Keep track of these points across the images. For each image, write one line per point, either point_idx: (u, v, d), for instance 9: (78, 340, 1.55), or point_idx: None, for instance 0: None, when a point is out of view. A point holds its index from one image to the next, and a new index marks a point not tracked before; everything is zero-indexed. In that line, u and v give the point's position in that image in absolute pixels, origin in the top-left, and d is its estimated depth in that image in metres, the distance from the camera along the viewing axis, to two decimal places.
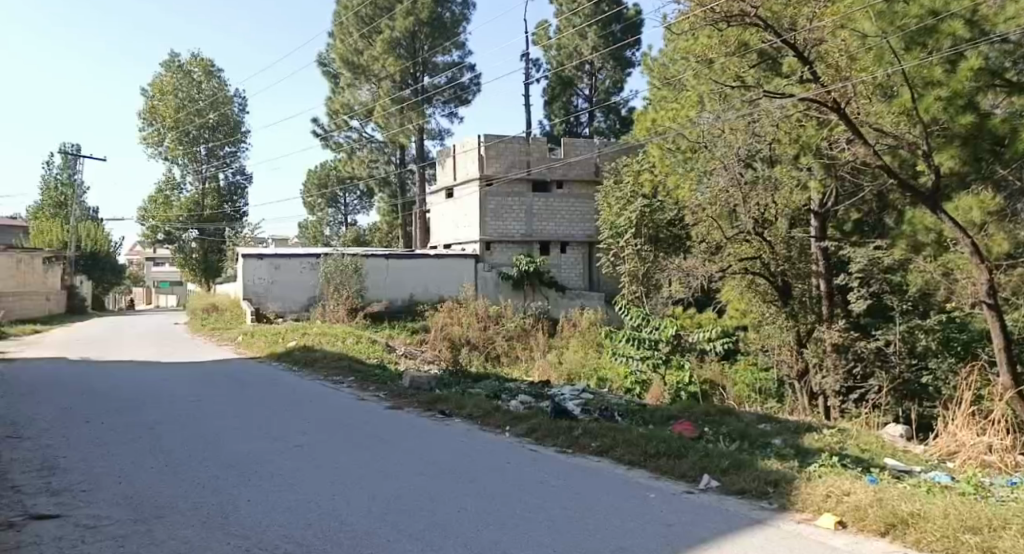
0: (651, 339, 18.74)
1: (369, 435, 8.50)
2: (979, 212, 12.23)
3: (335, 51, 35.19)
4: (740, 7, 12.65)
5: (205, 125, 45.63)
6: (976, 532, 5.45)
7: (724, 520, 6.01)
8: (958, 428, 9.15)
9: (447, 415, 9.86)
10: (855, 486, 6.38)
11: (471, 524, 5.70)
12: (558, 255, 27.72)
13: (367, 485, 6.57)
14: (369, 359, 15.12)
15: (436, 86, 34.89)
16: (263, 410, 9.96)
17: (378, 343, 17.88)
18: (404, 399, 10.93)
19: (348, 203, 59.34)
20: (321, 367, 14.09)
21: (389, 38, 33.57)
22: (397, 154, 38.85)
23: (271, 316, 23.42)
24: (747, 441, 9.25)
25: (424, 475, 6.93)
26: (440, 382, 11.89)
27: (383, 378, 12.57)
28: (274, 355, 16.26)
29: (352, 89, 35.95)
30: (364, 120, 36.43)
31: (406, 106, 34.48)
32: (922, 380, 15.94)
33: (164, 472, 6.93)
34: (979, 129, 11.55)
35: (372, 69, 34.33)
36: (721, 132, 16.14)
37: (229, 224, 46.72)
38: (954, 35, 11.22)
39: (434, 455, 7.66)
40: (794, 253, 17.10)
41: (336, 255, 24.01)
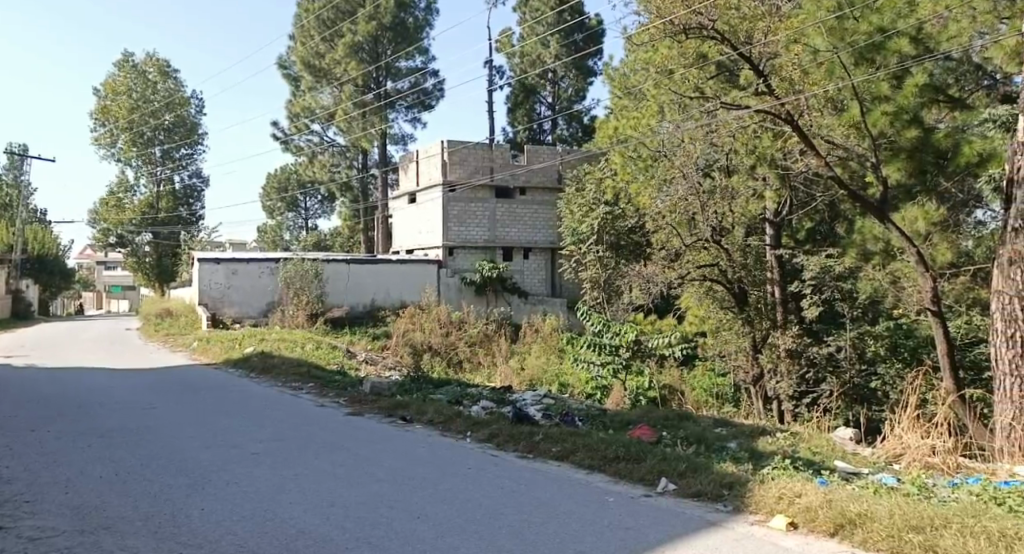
0: (612, 345, 18.77)
1: (327, 442, 8.59)
2: (924, 224, 12.67)
3: (296, 54, 35.10)
4: (698, 21, 12.96)
5: (161, 127, 45.21)
6: (920, 531, 5.73)
7: (679, 523, 6.24)
8: (905, 431, 9.30)
9: (408, 421, 9.99)
10: (807, 488, 6.63)
11: (429, 529, 5.85)
12: (521, 261, 28.01)
13: (325, 493, 6.67)
14: (329, 365, 15.17)
15: (399, 91, 34.93)
16: (221, 418, 9.98)
17: (337, 349, 17.91)
18: (366, 404, 11.04)
19: (308, 208, 59.05)
20: (280, 373, 14.11)
21: (352, 41, 33.55)
22: (359, 159, 38.83)
23: (228, 321, 23.27)
24: (704, 445, 9.51)
25: (382, 482, 7.04)
26: (402, 388, 12.01)
27: (344, 384, 12.64)
28: (231, 360, 16.23)
29: (312, 93, 35.55)
30: (325, 124, 36.25)
31: (369, 111, 34.53)
32: (872, 385, 16.52)
33: (114, 482, 6.96)
34: (923, 144, 12.12)
35: (334, 72, 34.35)
36: (681, 141, 16.36)
37: (185, 228, 46.25)
38: (901, 52, 11.65)
39: (392, 461, 7.78)
40: (751, 260, 17.52)
41: (296, 260, 24.01)
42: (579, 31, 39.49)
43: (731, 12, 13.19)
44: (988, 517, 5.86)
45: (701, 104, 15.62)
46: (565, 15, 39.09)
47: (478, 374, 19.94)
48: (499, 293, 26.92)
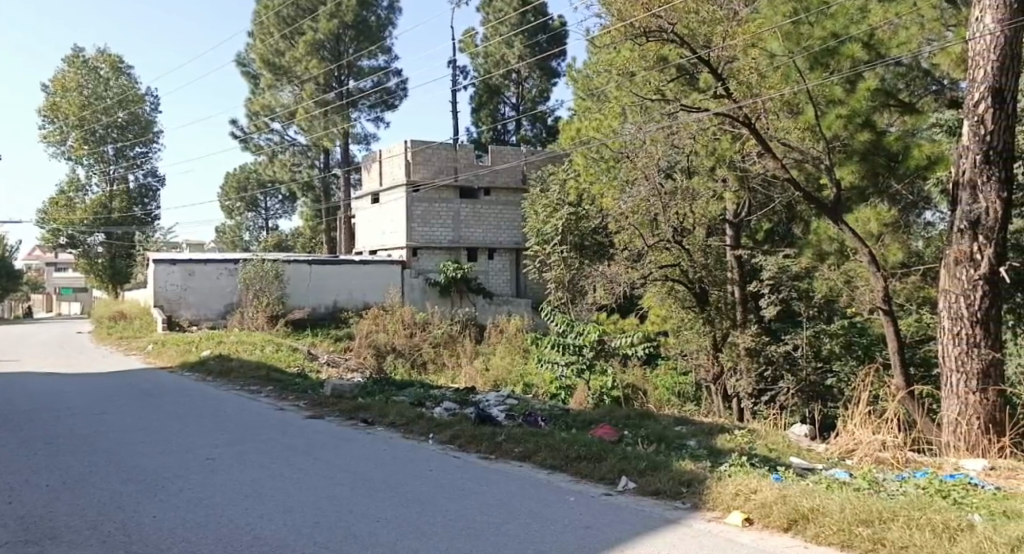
0: (576, 344, 19.07)
1: (286, 446, 8.59)
2: (878, 224, 13.29)
3: (255, 51, 34.69)
4: (659, 24, 12.70)
5: (113, 124, 44.51)
6: (869, 525, 5.90)
7: (639, 521, 6.35)
8: (858, 427, 9.53)
9: (370, 423, 10.01)
10: (762, 485, 6.78)
11: (386, 533, 5.90)
12: (485, 262, 28.14)
13: (282, 498, 6.67)
14: (290, 368, 15.10)
15: (362, 90, 34.85)
16: (177, 422, 9.92)
17: (298, 351, 17.86)
18: (328, 407, 11.04)
19: (268, 208, 58.55)
20: (238, 377, 14.02)
21: (312, 39, 33.34)
22: (321, 159, 38.71)
23: (185, 324, 22.99)
24: (665, 444, 9.66)
25: (343, 485, 7.07)
26: (364, 389, 12.02)
27: (304, 386, 12.60)
28: (187, 364, 16.10)
29: (272, 91, 35.14)
30: (285, 122, 35.93)
31: (331, 110, 34.43)
32: (827, 383, 16.77)
33: (61, 491, 6.90)
34: (876, 146, 12.64)
35: (294, 70, 34.06)
36: (642, 143, 16.06)
37: (140, 228, 45.54)
38: (854, 57, 12.17)
39: (352, 464, 7.80)
40: (711, 261, 17.84)
41: (255, 260, 23.79)
42: (543, 32, 39.70)
43: (691, 16, 12.83)
44: (934, 510, 6.06)
45: (662, 106, 15.69)
46: (528, 16, 39.29)
47: (443, 375, 19.90)
48: (464, 293, 26.97)
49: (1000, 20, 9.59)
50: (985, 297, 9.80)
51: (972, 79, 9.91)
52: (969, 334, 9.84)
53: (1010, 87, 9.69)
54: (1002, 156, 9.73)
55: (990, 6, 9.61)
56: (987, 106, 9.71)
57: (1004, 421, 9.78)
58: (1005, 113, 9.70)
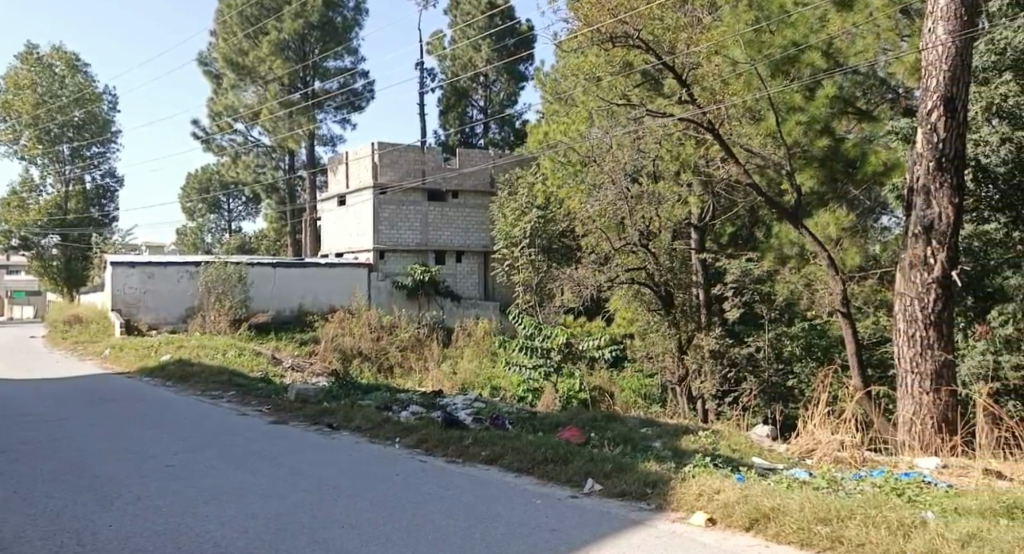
0: (543, 347, 19.12)
1: (248, 452, 8.57)
2: (836, 228, 13.67)
3: (217, 50, 34.31)
4: (623, 30, 12.87)
5: (69, 123, 44.03)
6: (827, 523, 6.07)
7: (602, 522, 6.47)
8: (816, 427, 9.72)
9: (335, 428, 10.02)
10: (725, 485, 6.93)
11: (348, 539, 5.95)
12: (453, 265, 28.28)
13: (243, 505, 6.67)
14: (252, 372, 15.03)
15: (327, 91, 34.82)
16: (134, 429, 9.82)
17: (261, 355, 17.77)
18: (291, 411, 11.05)
19: (231, 210, 58.16)
20: (199, 381, 13.92)
21: (277, 39, 33.03)
22: (286, 160, 38.53)
23: (144, 328, 22.61)
24: (630, 445, 9.81)
25: (305, 492, 7.08)
26: (329, 394, 12.03)
27: (266, 391, 12.56)
28: (145, 369, 15.95)
29: (236, 92, 34.95)
30: (248, 123, 35.65)
31: (295, 111, 34.26)
32: (789, 383, 17.31)
33: (14, 501, 6.81)
34: (835, 153, 13.33)
35: (258, 71, 33.83)
36: (609, 147, 16.47)
37: (96, 230, 45.53)
38: (813, 65, 12.63)
39: (315, 471, 7.82)
40: (676, 264, 17.99)
41: (217, 263, 23.41)
42: (511, 36, 39.82)
43: (655, 21, 13.30)
44: (889, 507, 6.24)
45: (626, 111, 15.97)
46: (495, 20, 39.40)
47: (409, 378, 19.86)
48: (430, 296, 26.98)
49: (951, 31, 9.89)
50: (939, 299, 10.07)
51: (925, 87, 10.19)
52: (924, 335, 10.09)
53: (961, 95, 10.00)
54: (954, 162, 10.02)
55: (943, 16, 9.90)
56: (940, 115, 10.00)
57: (956, 419, 10.06)
58: (956, 122, 9.99)
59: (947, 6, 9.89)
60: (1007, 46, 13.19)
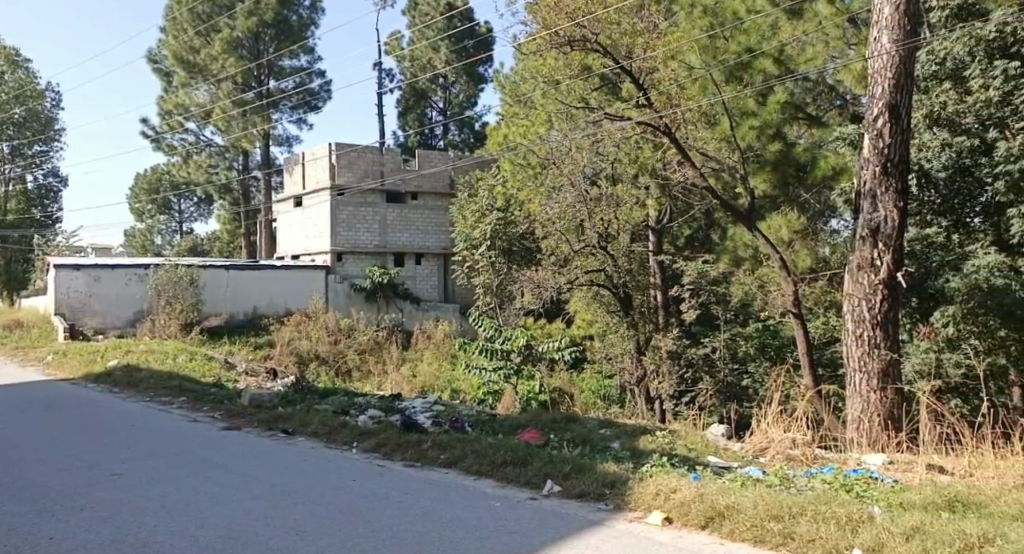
0: (503, 349, 18.70)
1: (198, 459, 8.52)
2: (788, 231, 13.98)
3: (167, 48, 33.75)
4: (581, 32, 12.88)
5: (9, 121, 42.87)
6: (779, 520, 6.24)
7: (560, 523, 6.59)
8: (769, 426, 9.92)
9: (291, 434, 9.99)
10: (681, 484, 7.07)
11: (302, 544, 5.99)
12: (413, 267, 28.29)
13: (195, 514, 6.64)
14: (204, 377, 14.90)
15: (282, 91, 34.65)
16: (83, 437, 9.68)
17: (213, 360, 17.58)
18: (245, 417, 11.00)
19: (183, 211, 57.44)
20: (149, 388, 13.74)
21: (229, 37, 32.71)
22: (240, 160, 38.13)
23: (90, 332, 22.01)
24: (588, 446, 9.94)
25: (257, 499, 7.08)
26: (284, 399, 11.97)
27: (219, 397, 12.46)
28: (92, 375, 15.68)
29: (187, 90, 34.03)
30: (200, 122, 35.22)
31: (249, 110, 33.94)
32: (743, 383, 17.65)
33: None
34: (786, 158, 13.50)
35: (210, 69, 33.40)
36: (568, 150, 16.71)
37: (39, 232, 44.55)
38: (765, 71, 12.94)
39: (268, 477, 7.81)
40: (635, 266, 18.21)
41: (168, 266, 23.08)
42: (470, 37, 39.89)
43: (613, 26, 13.43)
44: (838, 503, 6.43)
45: (586, 114, 16.10)
46: (454, 21, 39.46)
47: (367, 382, 19.79)
48: (390, 298, 26.94)
49: (895, 38, 10.19)
50: (885, 299, 10.36)
51: (871, 94, 10.49)
52: (871, 335, 10.36)
53: (905, 101, 10.31)
54: (898, 167, 10.33)
55: (888, 24, 10.21)
56: (885, 120, 10.30)
57: (901, 417, 10.35)
58: (900, 128, 10.30)
59: (892, 15, 10.21)
60: (946, 57, 14.00)
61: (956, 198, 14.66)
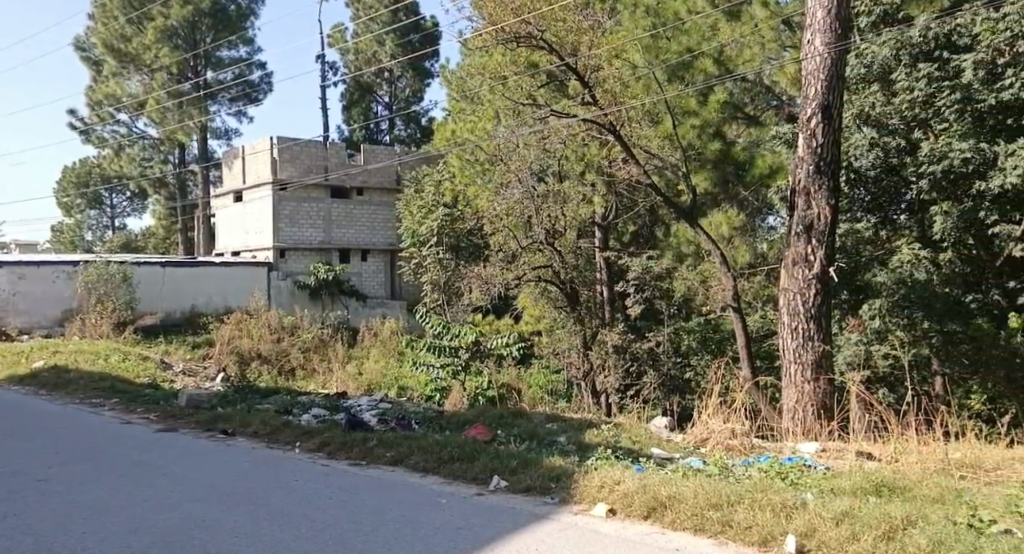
0: (451, 346, 18.85)
1: (132, 463, 8.43)
2: (727, 228, 14.59)
3: (96, 35, 32.94)
4: (526, 30, 13.04)
5: None
6: (717, 508, 6.45)
7: (506, 518, 6.71)
8: (709, 417, 10.17)
9: (230, 434, 9.96)
10: (624, 476, 7.27)
11: (240, 547, 6.01)
12: (359, 263, 28.26)
13: (125, 519, 6.59)
14: (136, 378, 14.67)
15: (220, 82, 34.36)
16: (9, 442, 9.50)
17: (147, 360, 17.32)
18: (181, 419, 10.88)
19: (114, 206, 55.86)
20: (78, 389, 13.47)
21: (163, 25, 31.99)
22: (176, 154, 37.81)
23: (14, 332, 21.43)
24: (535, 441, 10.08)
25: (195, 501, 7.06)
26: (223, 400, 11.90)
27: (153, 398, 12.30)
28: (16, 377, 15.30)
29: (118, 79, 33.51)
30: (133, 113, 34.50)
31: (185, 102, 33.45)
32: (686, 376, 18.10)
33: None
34: (726, 156, 14.68)
35: (143, 58, 32.71)
36: (516, 146, 16.64)
37: None
38: (705, 71, 13.89)
39: (209, 479, 7.79)
40: (582, 262, 18.56)
41: (99, 262, 22.54)
42: (415, 32, 39.85)
43: (558, 24, 13.30)
44: (773, 491, 6.68)
45: (532, 111, 16.20)
46: (399, 15, 39.47)
47: (311, 381, 19.65)
48: (335, 296, 26.74)
49: (828, 41, 10.54)
50: (818, 294, 10.71)
51: (805, 95, 10.83)
52: (805, 328, 10.70)
53: (836, 103, 10.67)
54: (831, 165, 10.69)
55: (820, 28, 10.55)
56: (818, 121, 10.66)
57: (833, 406, 10.71)
58: (831, 128, 10.66)
59: (824, 18, 10.55)
60: (873, 61, 14.48)
61: (883, 197, 15.15)
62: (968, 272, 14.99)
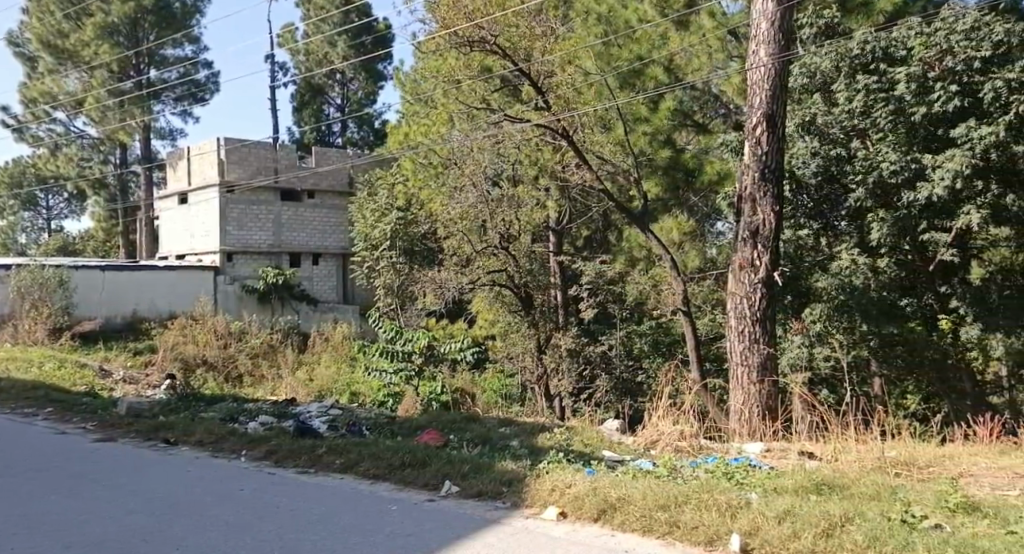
0: (404, 351, 18.54)
1: (73, 474, 8.29)
2: (677, 233, 15.10)
3: (30, 31, 32.13)
4: (479, 35, 13.10)
5: None
6: (665, 510, 6.57)
7: (457, 522, 6.78)
8: (659, 419, 10.35)
9: (173, 443, 9.85)
10: (576, 480, 7.38)
11: None
12: (310, 267, 28.07)
13: (62, 532, 6.49)
14: (72, 387, 14.41)
15: (164, 81, 34.05)
16: None
17: (86, 367, 17.03)
18: (122, 428, 10.73)
19: (50, 207, 54.53)
20: (10, 399, 13.18)
21: (103, 22, 31.50)
22: (117, 154, 37.32)
23: None
24: (487, 445, 10.17)
25: (137, 514, 6.97)
26: (165, 409, 11.77)
27: (90, 407, 12.10)
28: None
29: (55, 77, 32.80)
30: (70, 112, 33.77)
31: (127, 101, 32.98)
32: (639, 379, 18.25)
33: None
34: (676, 162, 15.00)
35: (81, 55, 32.07)
36: (470, 151, 16.59)
37: None
38: (655, 79, 14.54)
39: (154, 490, 7.70)
40: (536, 266, 18.67)
41: (34, 265, 21.78)
42: (367, 34, 39.77)
43: (512, 29, 13.50)
44: (719, 492, 6.84)
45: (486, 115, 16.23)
46: (351, 16, 39.32)
47: (259, 387, 19.46)
48: (284, 301, 26.52)
49: (772, 53, 10.82)
50: (763, 298, 10.95)
51: (750, 104, 11.09)
52: (750, 331, 10.94)
53: (780, 113, 10.95)
54: (775, 174, 10.94)
55: (764, 40, 10.82)
56: (763, 129, 10.91)
57: (777, 407, 10.97)
58: (776, 136, 10.92)
59: (768, 31, 10.82)
60: (816, 71, 14.77)
61: (824, 202, 15.37)
62: (903, 277, 15.28)
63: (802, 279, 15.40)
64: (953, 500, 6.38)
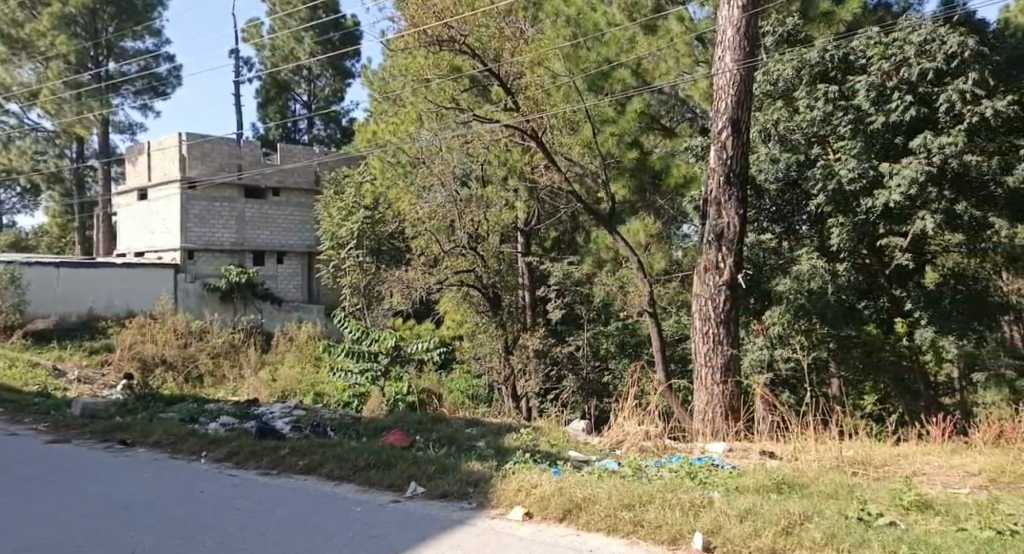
0: (370, 351, 18.36)
1: (28, 477, 8.20)
2: (643, 234, 15.29)
3: None
4: (449, 35, 13.22)
5: None
6: (630, 509, 6.67)
7: (422, 522, 6.84)
8: (624, 420, 10.47)
9: (131, 445, 9.75)
10: (542, 480, 7.45)
11: None
12: (275, 266, 27.91)
13: (19, 535, 6.43)
14: (25, 387, 14.21)
15: (123, 74, 33.89)
16: None
17: (39, 367, 16.78)
18: (76, 429, 10.61)
19: (2, 201, 53.44)
20: None
21: (60, 12, 30.96)
22: (73, 148, 36.70)
23: None
24: (453, 445, 10.20)
25: (93, 517, 6.92)
26: (122, 410, 11.65)
27: (44, 408, 11.94)
28: None
29: (6, 67, 31.25)
30: (25, 106, 33.42)
31: (84, 94, 31.94)
32: (604, 380, 18.58)
33: None
34: (643, 164, 15.03)
35: (36, 44, 31.19)
36: (438, 150, 16.64)
37: None
38: (623, 81, 14.84)
39: (113, 492, 7.64)
40: (504, 267, 18.51)
41: None
42: (335, 30, 39.75)
43: (481, 29, 13.51)
44: (682, 491, 6.96)
45: (455, 115, 16.27)
46: (319, 12, 39.17)
47: (220, 387, 19.32)
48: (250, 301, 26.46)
49: (737, 59, 11.00)
50: (727, 299, 11.11)
51: (715, 109, 11.26)
52: (714, 331, 11.11)
53: (745, 119, 11.14)
54: (739, 177, 11.13)
55: (729, 46, 11.01)
56: (728, 134, 11.08)
57: (741, 408, 11.12)
58: (740, 141, 11.12)
59: (733, 37, 11.01)
60: (779, 78, 15.02)
61: (785, 206, 15.78)
62: (862, 281, 15.68)
63: (764, 281, 15.70)
64: (906, 498, 6.56)
